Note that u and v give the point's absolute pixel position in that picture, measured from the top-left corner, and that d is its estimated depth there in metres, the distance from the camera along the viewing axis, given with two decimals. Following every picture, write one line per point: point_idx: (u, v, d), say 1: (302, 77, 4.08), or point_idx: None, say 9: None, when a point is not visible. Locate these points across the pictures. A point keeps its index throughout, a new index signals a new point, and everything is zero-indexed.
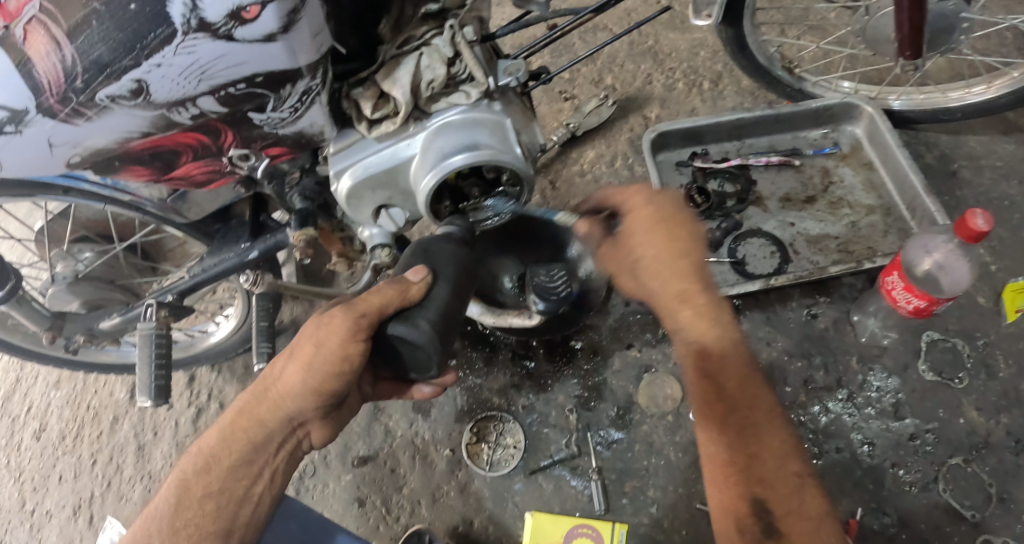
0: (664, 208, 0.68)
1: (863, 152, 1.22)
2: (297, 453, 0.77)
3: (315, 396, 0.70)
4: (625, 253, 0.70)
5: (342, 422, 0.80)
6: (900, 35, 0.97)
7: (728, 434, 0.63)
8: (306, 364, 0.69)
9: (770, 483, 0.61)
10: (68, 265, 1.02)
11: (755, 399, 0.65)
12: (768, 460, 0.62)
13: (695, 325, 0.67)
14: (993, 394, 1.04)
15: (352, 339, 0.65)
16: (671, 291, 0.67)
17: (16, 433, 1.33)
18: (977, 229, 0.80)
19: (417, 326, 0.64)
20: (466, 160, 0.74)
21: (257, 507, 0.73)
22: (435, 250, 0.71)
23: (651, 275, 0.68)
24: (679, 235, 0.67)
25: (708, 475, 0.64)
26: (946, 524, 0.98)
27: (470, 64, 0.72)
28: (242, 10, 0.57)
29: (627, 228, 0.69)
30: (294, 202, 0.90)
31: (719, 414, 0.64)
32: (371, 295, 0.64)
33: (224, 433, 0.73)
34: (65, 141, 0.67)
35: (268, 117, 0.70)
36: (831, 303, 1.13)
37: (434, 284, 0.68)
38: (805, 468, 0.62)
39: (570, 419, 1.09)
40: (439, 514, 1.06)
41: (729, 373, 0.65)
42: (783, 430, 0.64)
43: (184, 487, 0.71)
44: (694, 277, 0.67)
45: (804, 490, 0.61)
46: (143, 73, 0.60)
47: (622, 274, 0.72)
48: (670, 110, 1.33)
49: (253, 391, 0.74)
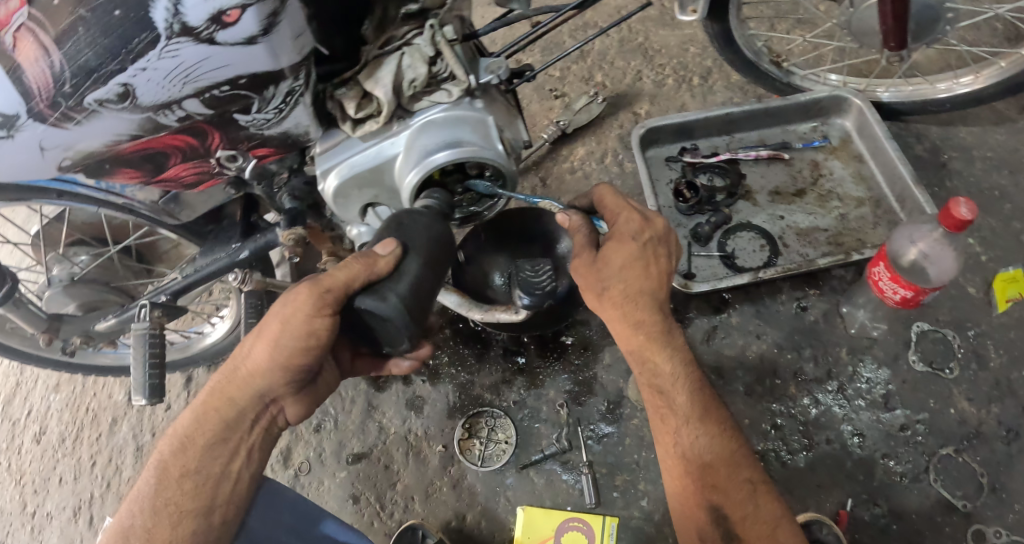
0: (643, 244, 0.71)
1: (852, 144, 1.22)
2: (273, 431, 0.77)
3: (284, 371, 0.71)
4: (599, 270, 0.71)
5: (318, 398, 0.80)
6: (884, 26, 0.97)
7: (685, 444, 0.69)
8: (272, 342, 0.70)
9: (723, 489, 0.67)
10: (64, 268, 1.05)
11: (710, 412, 0.71)
12: (722, 469, 0.68)
13: (652, 350, 0.71)
14: (984, 384, 1.04)
15: (317, 314, 0.66)
16: (630, 320, 0.71)
17: (16, 437, 1.35)
18: (961, 218, 0.81)
19: (386, 300, 0.64)
20: (450, 156, 0.75)
21: (237, 485, 0.74)
22: (409, 223, 0.69)
23: (616, 305, 0.71)
24: (653, 272, 0.71)
25: (671, 477, 0.70)
26: (938, 514, 0.98)
27: (451, 62, 0.73)
28: (223, 14, 0.58)
29: (605, 256, 0.71)
30: (283, 202, 0.91)
31: (676, 424, 0.70)
32: (337, 269, 0.64)
33: (196, 414, 0.74)
34: (56, 145, 0.69)
35: (254, 118, 0.72)
36: (820, 295, 1.12)
37: (404, 257, 0.67)
38: (757, 475, 0.69)
39: (561, 413, 1.09)
40: (433, 509, 1.07)
41: (680, 388, 0.71)
42: (734, 441, 0.70)
43: (163, 468, 0.72)
44: (656, 309, 0.72)
45: (756, 496, 0.67)
46: (129, 77, 0.61)
47: (588, 291, 0.72)
48: (659, 106, 1.33)
49: (223, 371, 0.75)
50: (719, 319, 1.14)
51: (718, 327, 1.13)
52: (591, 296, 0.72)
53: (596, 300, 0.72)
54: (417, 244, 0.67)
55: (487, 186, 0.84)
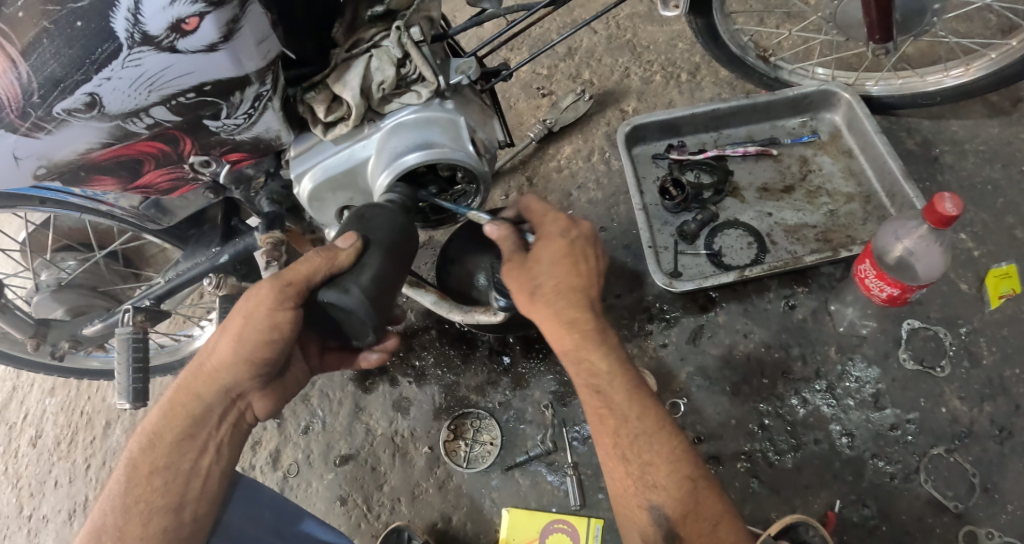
0: (573, 242, 0.72)
1: (842, 139, 1.20)
2: (242, 426, 0.77)
3: (249, 365, 0.72)
4: (529, 268, 0.71)
5: (286, 393, 0.80)
6: (868, 18, 0.95)
7: (622, 445, 0.68)
8: (236, 336, 0.70)
9: (665, 487, 0.66)
10: (52, 274, 1.06)
11: (645, 409, 0.69)
12: (661, 467, 0.66)
13: (584, 348, 0.70)
14: (976, 382, 1.02)
15: (279, 307, 0.67)
16: (562, 318, 0.70)
17: (13, 440, 1.37)
18: (945, 213, 0.79)
19: (348, 292, 0.65)
20: (419, 158, 0.74)
21: (207, 481, 0.73)
22: (372, 217, 0.71)
23: (548, 302, 0.70)
24: (583, 269, 0.71)
25: (613, 483, 0.68)
26: (928, 515, 0.96)
27: (418, 64, 0.72)
28: (182, 22, 0.58)
29: (536, 255, 0.71)
30: (262, 206, 0.91)
31: (613, 425, 0.68)
32: (298, 263, 0.66)
33: (164, 411, 0.75)
34: (29, 154, 0.69)
35: (223, 124, 0.72)
36: (809, 293, 1.11)
37: (366, 250, 0.68)
38: (699, 471, 0.67)
39: (546, 414, 1.09)
40: (419, 511, 1.07)
41: (616, 386, 0.70)
42: (671, 436, 0.68)
43: (133, 466, 0.72)
44: (587, 307, 0.71)
45: (697, 492, 0.66)
46: (95, 86, 0.62)
47: (518, 291, 0.72)
48: (647, 103, 1.32)
49: (188, 368, 0.76)
50: (706, 318, 1.12)
51: (705, 326, 1.11)
52: (523, 298, 0.71)
53: (527, 302, 0.71)
54: (377, 237, 0.68)
55: (431, 196, 0.81)
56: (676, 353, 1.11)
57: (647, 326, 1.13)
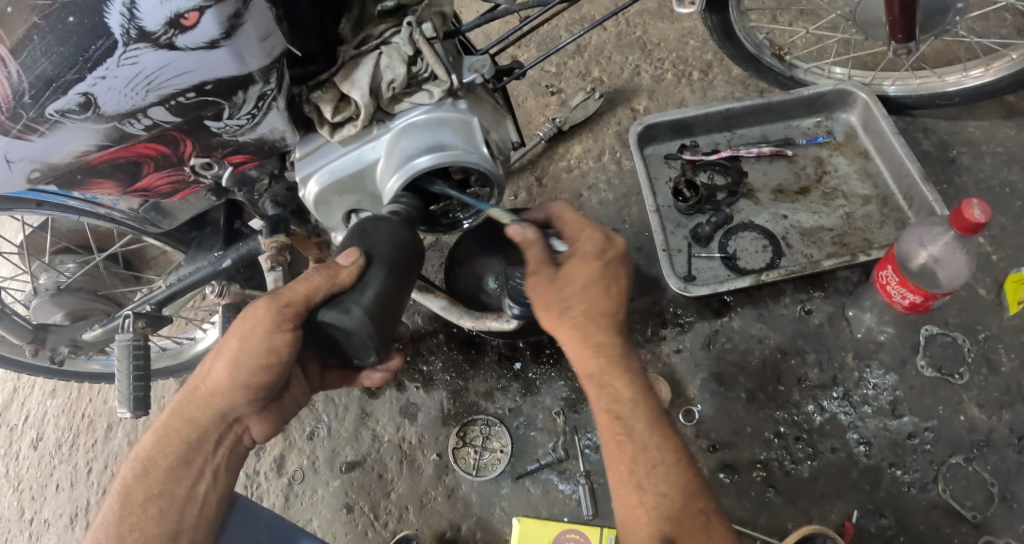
0: (606, 263, 0.69)
1: (858, 140, 1.18)
2: (239, 450, 0.76)
3: (245, 390, 0.70)
4: (558, 286, 0.69)
5: (287, 414, 0.78)
6: (891, 17, 0.93)
7: (638, 474, 0.67)
8: (232, 360, 0.68)
9: (679, 520, 0.66)
10: (51, 278, 1.03)
11: (665, 439, 0.69)
12: (677, 501, 0.66)
13: (610, 372, 0.69)
14: (995, 390, 1.00)
15: (277, 329, 0.64)
16: (587, 341, 0.69)
17: (14, 442, 1.35)
18: (973, 220, 0.77)
19: (349, 312, 0.63)
20: (432, 160, 0.71)
21: (204, 508, 0.73)
22: (373, 230, 0.68)
23: (575, 324, 0.69)
24: (612, 293, 0.69)
25: (624, 508, 0.68)
26: (947, 525, 0.94)
27: (431, 62, 0.69)
28: (181, 17, 0.55)
29: (566, 273, 0.69)
30: (266, 208, 0.87)
31: (631, 452, 0.68)
32: (297, 283, 0.63)
33: (159, 435, 0.74)
34: (22, 157, 0.66)
35: (226, 125, 0.69)
36: (825, 298, 1.09)
37: (368, 267, 0.65)
38: (712, 505, 0.68)
39: (557, 421, 1.07)
40: (427, 520, 1.05)
41: (639, 414, 0.69)
42: (688, 469, 0.68)
43: (127, 493, 0.72)
44: (614, 332, 0.70)
45: (710, 526, 0.66)
46: (89, 86, 0.59)
47: (543, 307, 0.70)
48: (658, 101, 1.29)
49: (183, 391, 0.74)
50: (720, 323, 1.10)
51: (719, 332, 1.09)
52: (550, 316, 0.70)
53: (553, 319, 0.70)
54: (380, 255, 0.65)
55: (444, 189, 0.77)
56: (689, 358, 1.09)
57: (659, 331, 1.11)
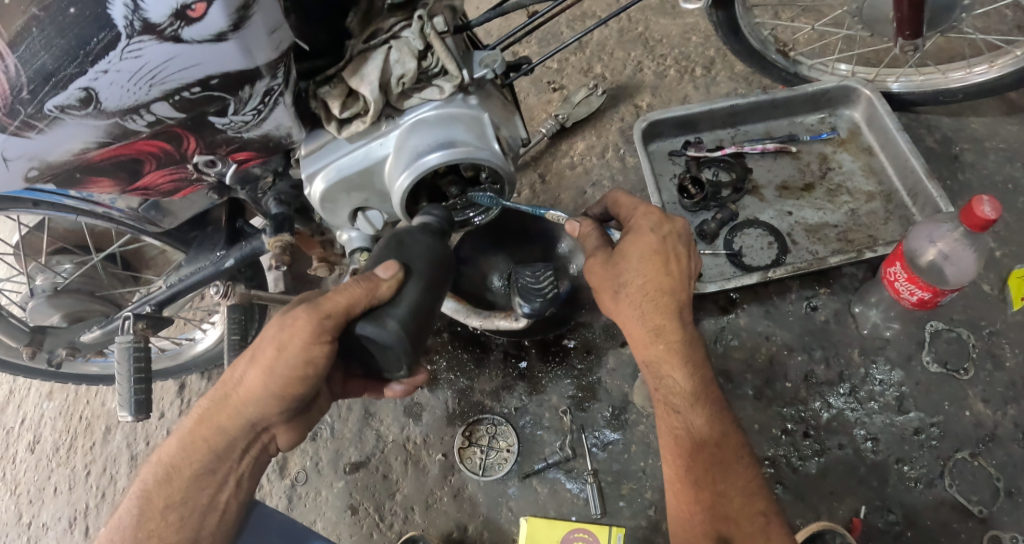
0: (663, 239, 0.71)
1: (861, 136, 1.18)
2: (263, 457, 0.76)
3: (279, 400, 0.69)
4: (614, 269, 0.71)
5: (310, 423, 0.78)
6: (899, 14, 0.92)
7: (695, 472, 0.68)
8: (267, 369, 0.67)
9: (735, 520, 0.66)
10: (47, 278, 1.01)
11: (726, 434, 0.69)
12: (735, 498, 0.66)
13: (667, 360, 0.71)
14: (1000, 385, 1.01)
15: (314, 341, 0.63)
16: (647, 324, 0.70)
17: (11, 446, 1.32)
18: (984, 217, 0.76)
19: (385, 326, 0.61)
20: (442, 157, 0.71)
21: (223, 515, 0.73)
22: (409, 244, 0.67)
23: (635, 304, 0.70)
24: (670, 273, 0.70)
25: (676, 505, 0.69)
26: (953, 520, 0.95)
27: (442, 57, 0.68)
28: (187, 8, 0.53)
29: (622, 250, 0.71)
30: (270, 206, 0.86)
31: (688, 447, 0.69)
32: (336, 294, 0.61)
33: (183, 442, 0.73)
34: (19, 155, 0.64)
35: (230, 121, 0.67)
36: (831, 294, 1.09)
37: (405, 280, 0.65)
38: (771, 507, 0.67)
39: (564, 420, 1.06)
40: (433, 520, 1.04)
41: (697, 404, 0.70)
42: (747, 468, 0.68)
43: (146, 499, 0.71)
44: (674, 315, 0.70)
45: (768, 528, 0.65)
46: (90, 80, 0.57)
47: (602, 290, 0.73)
48: (661, 98, 1.28)
49: (210, 397, 0.73)
50: (726, 320, 1.10)
51: (725, 328, 1.09)
52: (610, 297, 0.72)
53: (614, 303, 0.72)
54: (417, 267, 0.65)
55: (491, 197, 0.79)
56: None
57: None
